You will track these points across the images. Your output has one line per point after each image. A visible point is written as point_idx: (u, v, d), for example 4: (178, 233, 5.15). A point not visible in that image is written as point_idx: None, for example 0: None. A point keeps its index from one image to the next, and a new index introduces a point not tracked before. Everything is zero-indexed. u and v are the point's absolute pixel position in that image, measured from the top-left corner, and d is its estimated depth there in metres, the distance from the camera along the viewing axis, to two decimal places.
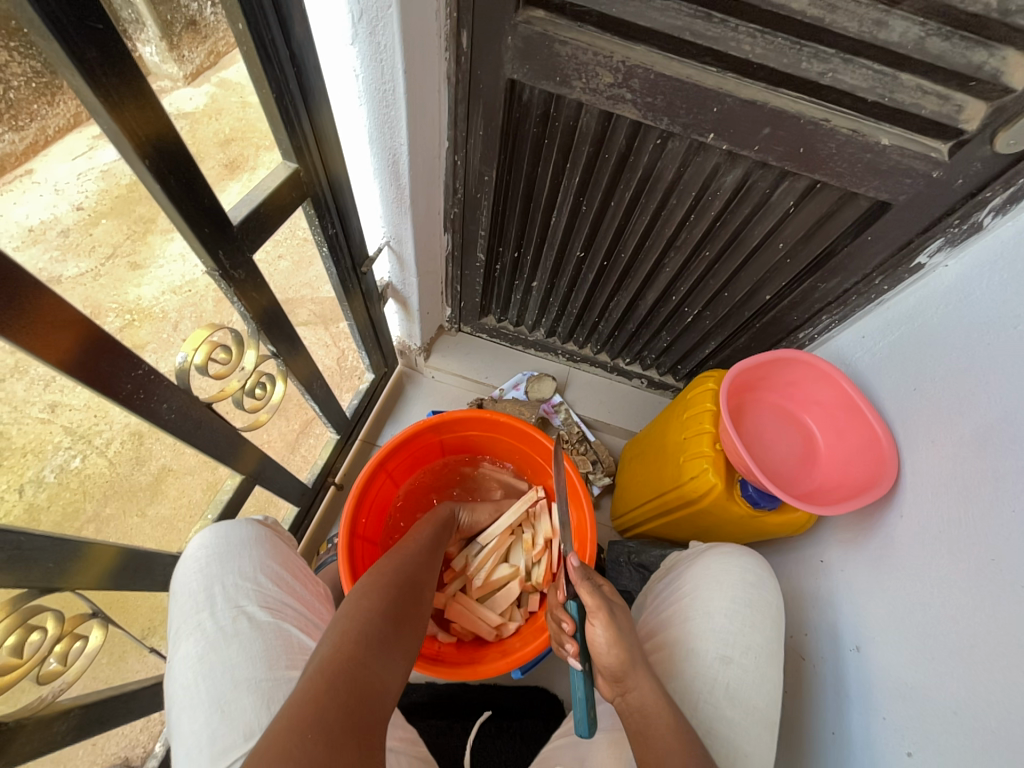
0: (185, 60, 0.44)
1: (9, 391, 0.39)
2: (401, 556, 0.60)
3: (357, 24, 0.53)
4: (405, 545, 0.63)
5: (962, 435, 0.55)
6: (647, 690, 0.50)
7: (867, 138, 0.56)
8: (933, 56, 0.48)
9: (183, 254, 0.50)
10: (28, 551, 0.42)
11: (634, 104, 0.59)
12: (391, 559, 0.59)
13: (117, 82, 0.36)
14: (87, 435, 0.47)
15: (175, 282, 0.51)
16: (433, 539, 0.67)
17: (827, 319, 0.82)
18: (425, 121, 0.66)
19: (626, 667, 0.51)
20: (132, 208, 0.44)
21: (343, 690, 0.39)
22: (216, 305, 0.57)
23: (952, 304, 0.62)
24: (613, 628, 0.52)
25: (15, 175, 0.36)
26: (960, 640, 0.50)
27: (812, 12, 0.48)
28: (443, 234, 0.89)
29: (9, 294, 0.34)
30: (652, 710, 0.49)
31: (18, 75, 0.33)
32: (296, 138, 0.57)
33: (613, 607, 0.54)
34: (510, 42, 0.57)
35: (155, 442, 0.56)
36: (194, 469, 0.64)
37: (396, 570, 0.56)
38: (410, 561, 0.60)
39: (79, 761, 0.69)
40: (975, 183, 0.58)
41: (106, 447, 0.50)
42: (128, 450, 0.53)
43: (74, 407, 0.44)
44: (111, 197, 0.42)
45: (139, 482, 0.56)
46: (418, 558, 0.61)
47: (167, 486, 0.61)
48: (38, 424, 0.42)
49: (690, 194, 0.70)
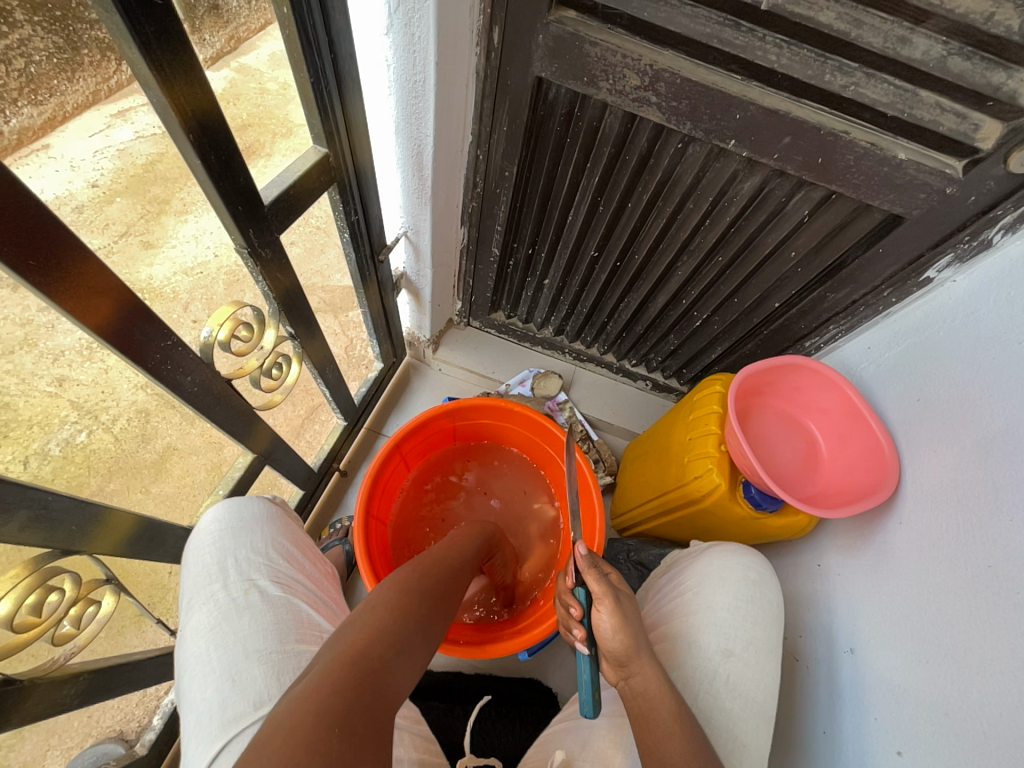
0: (205, 44, 0.44)
1: (18, 364, 0.38)
2: (444, 562, 0.57)
3: (393, 15, 0.54)
4: (444, 553, 0.59)
5: (966, 445, 0.57)
6: (651, 675, 0.52)
7: (884, 152, 0.57)
8: (954, 74, 0.49)
9: (197, 235, 0.50)
10: (53, 511, 0.43)
11: (659, 107, 0.61)
12: (434, 561, 0.56)
13: (169, 55, 0.37)
14: (94, 411, 0.46)
15: (188, 264, 0.50)
16: (471, 549, 0.64)
17: (834, 329, 0.83)
18: (452, 114, 0.67)
19: (632, 652, 0.53)
20: (146, 188, 0.43)
21: (368, 688, 0.37)
22: (228, 286, 0.57)
23: (960, 317, 0.63)
24: (620, 615, 0.54)
25: (32, 149, 0.34)
26: (953, 644, 0.51)
27: (838, 25, 0.49)
28: (460, 228, 0.90)
29: (58, 259, 0.35)
30: (655, 695, 0.50)
31: (41, 50, 0.33)
32: (328, 123, 0.58)
33: (618, 595, 0.55)
34: (541, 41, 0.58)
35: (162, 420, 0.55)
36: (200, 448, 0.64)
37: (435, 572, 0.53)
38: (452, 566, 0.56)
39: (72, 733, 0.69)
40: (986, 201, 0.60)
41: (112, 424, 0.49)
42: (135, 428, 0.52)
43: (81, 382, 0.44)
44: (126, 176, 0.42)
45: (144, 460, 0.55)
46: (458, 566, 0.58)
47: (172, 465, 0.60)
48: (46, 397, 0.41)
49: (706, 199, 0.71)
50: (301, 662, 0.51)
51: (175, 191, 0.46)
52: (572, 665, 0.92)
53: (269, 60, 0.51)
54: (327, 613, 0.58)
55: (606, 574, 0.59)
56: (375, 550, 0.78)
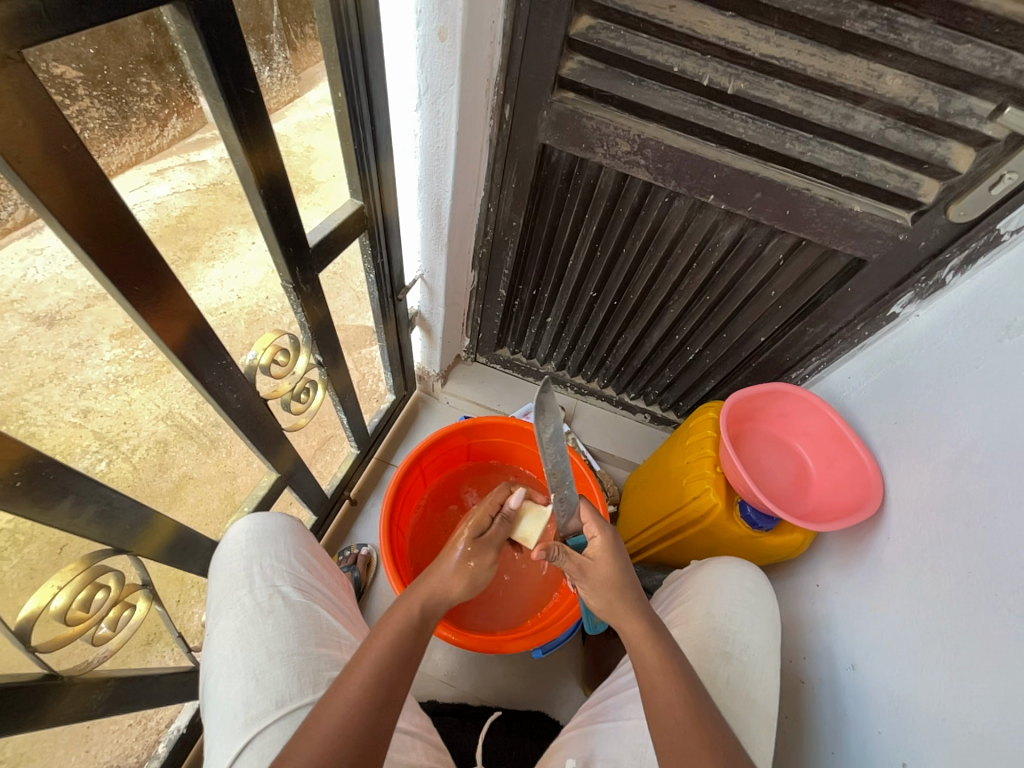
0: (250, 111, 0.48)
1: (47, 396, 0.40)
2: (350, 695, 0.46)
3: (422, 96, 0.66)
4: (350, 678, 0.48)
5: (940, 461, 0.62)
6: (635, 628, 0.57)
7: (842, 205, 0.66)
8: (893, 143, 0.59)
9: (221, 280, 0.53)
10: (117, 508, 0.48)
11: (647, 168, 0.71)
12: (338, 706, 0.45)
13: (252, 130, 0.47)
14: (116, 441, 0.48)
15: (212, 304, 0.53)
16: (387, 659, 0.50)
17: (817, 360, 0.91)
18: (469, 173, 0.78)
19: (610, 610, 0.59)
20: (178, 237, 0.46)
21: None
22: (246, 327, 0.59)
23: (926, 346, 0.70)
24: (586, 582, 0.62)
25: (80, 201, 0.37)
26: (945, 650, 0.54)
27: (792, 106, 0.59)
28: (471, 272, 0.99)
29: (155, 287, 0.42)
30: (641, 644, 0.55)
31: (95, 118, 0.36)
32: (365, 181, 0.68)
33: (586, 566, 0.62)
34: (545, 116, 0.69)
35: (179, 451, 0.57)
36: (215, 478, 0.67)
37: (334, 724, 0.44)
38: (359, 704, 0.46)
39: None
40: (936, 246, 0.68)
41: (132, 453, 0.51)
42: (152, 457, 0.54)
43: (105, 413, 0.46)
44: (160, 227, 0.44)
45: (160, 488, 0.57)
46: (363, 690, 0.47)
47: (186, 494, 0.62)
48: (71, 427, 0.43)
49: (692, 245, 0.80)
50: (320, 665, 0.53)
51: (204, 240, 0.49)
52: (579, 696, 0.92)
53: (292, 128, 0.55)
54: (343, 620, 0.61)
55: (592, 536, 0.64)
56: (396, 560, 0.82)
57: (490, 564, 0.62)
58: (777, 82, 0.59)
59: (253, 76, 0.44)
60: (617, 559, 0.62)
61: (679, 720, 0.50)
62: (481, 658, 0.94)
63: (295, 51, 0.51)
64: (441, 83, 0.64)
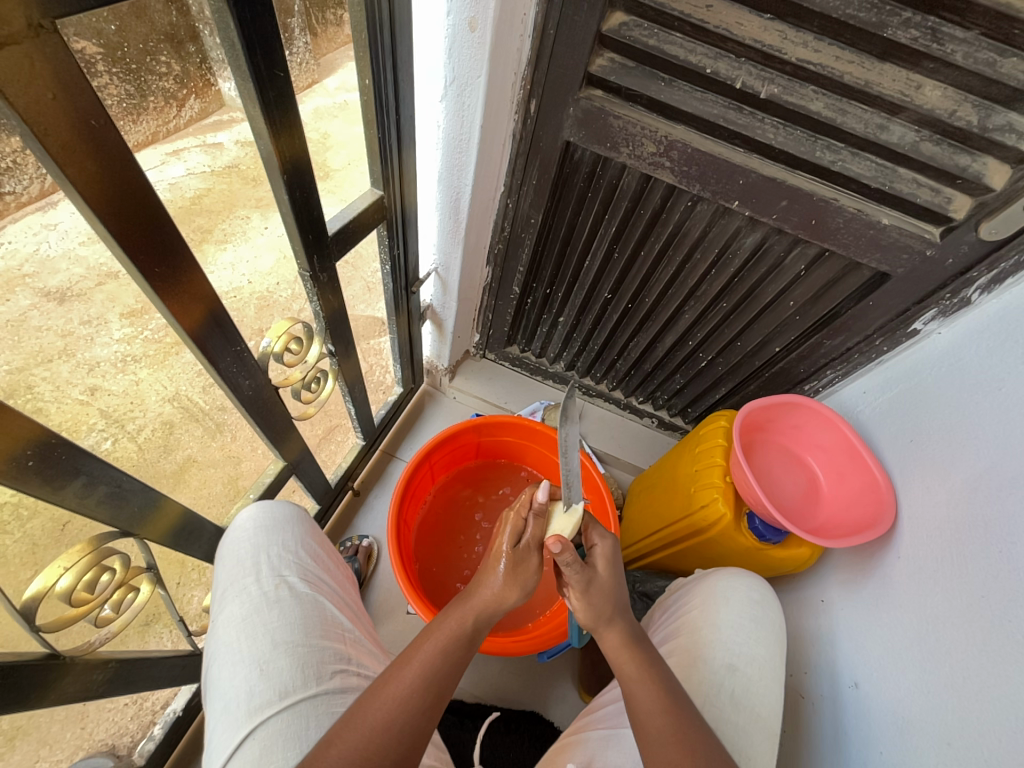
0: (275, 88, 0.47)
1: (54, 373, 0.39)
2: (395, 694, 0.47)
3: (448, 87, 0.65)
4: (397, 676, 0.48)
5: (956, 482, 0.61)
6: (615, 643, 0.56)
7: (869, 217, 0.65)
8: (927, 156, 0.58)
9: (233, 264, 0.52)
10: (125, 490, 0.47)
11: (672, 170, 0.69)
12: (382, 704, 0.46)
13: (279, 117, 0.46)
14: (121, 420, 0.47)
15: (224, 288, 0.52)
16: (435, 664, 0.50)
17: (832, 373, 0.90)
18: (490, 167, 0.77)
19: (596, 622, 0.58)
20: (192, 218, 0.45)
21: None
22: (257, 311, 0.58)
23: (947, 365, 0.69)
24: (586, 595, 0.58)
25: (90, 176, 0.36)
26: (952, 673, 0.53)
27: (826, 113, 0.58)
28: (485, 267, 0.98)
29: (177, 271, 0.42)
30: (621, 659, 0.55)
31: (114, 95, 0.35)
32: (386, 171, 0.67)
33: (592, 579, 0.58)
34: (570, 113, 0.68)
35: (185, 433, 0.57)
36: (219, 462, 0.66)
37: (377, 721, 0.45)
38: (404, 705, 0.46)
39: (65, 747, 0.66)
40: (963, 263, 0.67)
41: (137, 434, 0.50)
42: (157, 439, 0.53)
43: (112, 392, 0.45)
44: (174, 207, 0.43)
45: (164, 470, 0.56)
46: (409, 692, 0.47)
47: (190, 476, 0.62)
48: (77, 404, 0.42)
49: (713, 251, 0.79)
50: (324, 657, 0.53)
51: (217, 223, 0.48)
52: (575, 698, 0.92)
53: (312, 114, 0.54)
54: (349, 613, 0.60)
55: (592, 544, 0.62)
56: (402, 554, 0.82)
57: (535, 569, 0.58)
58: (812, 88, 0.57)
59: (282, 58, 0.43)
60: (616, 571, 0.61)
61: (659, 729, 0.50)
62: (478, 656, 0.93)
63: (316, 35, 0.50)
64: (468, 75, 0.63)
